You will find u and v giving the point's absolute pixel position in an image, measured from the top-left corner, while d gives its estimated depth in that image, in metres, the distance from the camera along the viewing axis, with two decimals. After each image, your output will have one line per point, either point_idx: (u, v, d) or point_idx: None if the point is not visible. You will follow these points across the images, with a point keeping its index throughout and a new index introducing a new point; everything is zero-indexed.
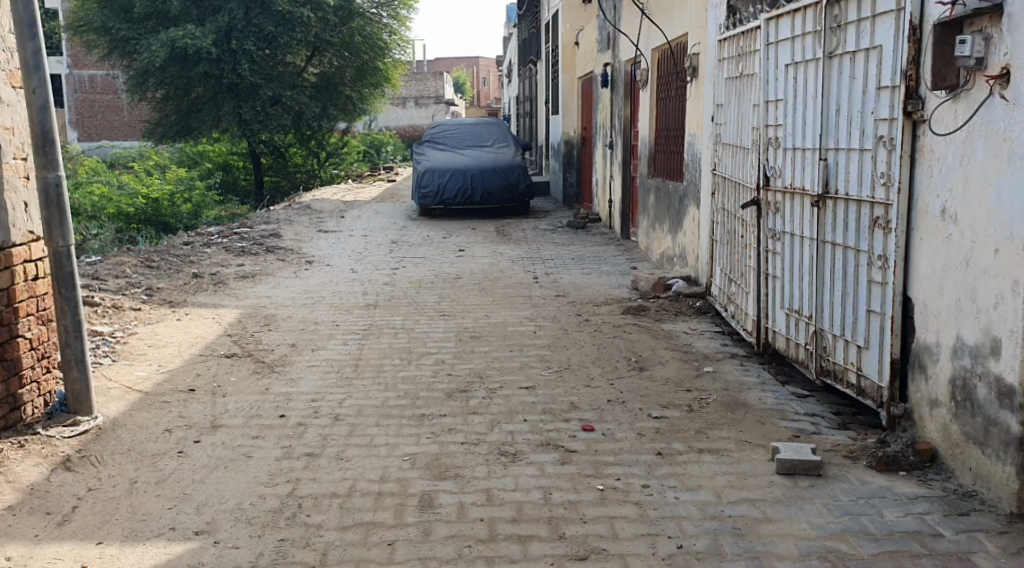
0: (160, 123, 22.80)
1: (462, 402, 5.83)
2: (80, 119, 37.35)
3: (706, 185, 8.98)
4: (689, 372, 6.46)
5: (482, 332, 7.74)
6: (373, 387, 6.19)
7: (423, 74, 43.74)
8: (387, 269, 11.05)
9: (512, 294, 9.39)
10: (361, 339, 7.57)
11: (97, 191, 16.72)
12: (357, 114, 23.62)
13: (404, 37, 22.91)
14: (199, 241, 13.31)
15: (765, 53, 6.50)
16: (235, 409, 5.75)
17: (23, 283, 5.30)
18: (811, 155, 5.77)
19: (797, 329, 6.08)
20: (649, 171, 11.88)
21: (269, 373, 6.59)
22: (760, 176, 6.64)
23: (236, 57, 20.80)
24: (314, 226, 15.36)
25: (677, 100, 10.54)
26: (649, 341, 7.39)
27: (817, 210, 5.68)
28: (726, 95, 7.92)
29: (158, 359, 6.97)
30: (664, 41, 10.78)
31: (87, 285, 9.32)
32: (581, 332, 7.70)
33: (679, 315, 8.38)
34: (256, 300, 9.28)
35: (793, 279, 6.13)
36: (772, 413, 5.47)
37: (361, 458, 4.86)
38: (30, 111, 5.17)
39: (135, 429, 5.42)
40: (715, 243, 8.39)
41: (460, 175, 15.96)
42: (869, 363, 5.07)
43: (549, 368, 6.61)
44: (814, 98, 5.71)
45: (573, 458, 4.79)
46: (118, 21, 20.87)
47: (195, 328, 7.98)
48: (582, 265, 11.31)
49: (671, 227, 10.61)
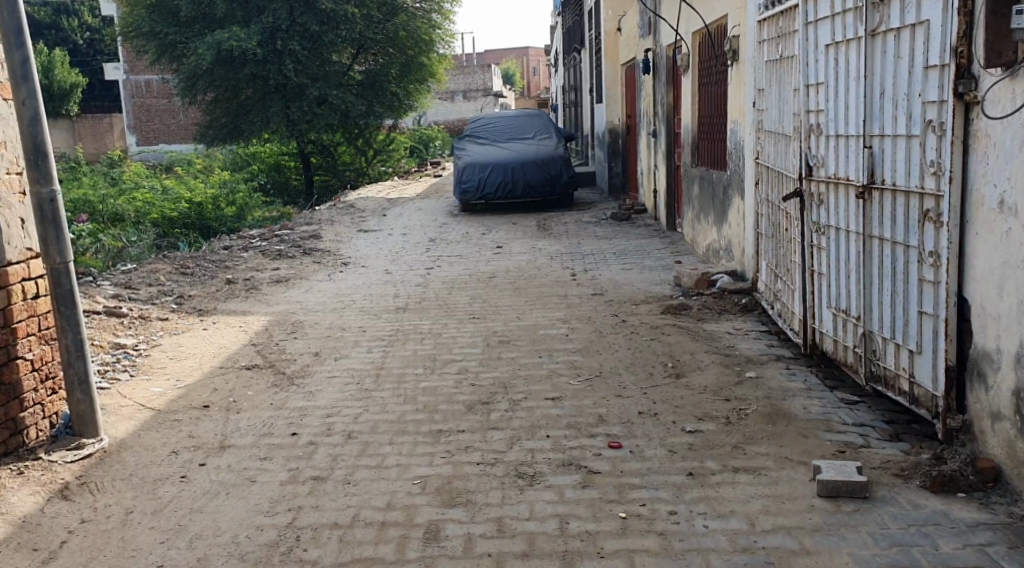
0: (210, 126, 22.57)
1: (483, 416, 5.50)
2: (138, 124, 37.78)
3: (750, 174, 8.52)
4: (730, 378, 6.04)
5: (512, 336, 7.41)
6: (391, 400, 5.89)
7: (471, 66, 43.53)
8: (422, 269, 10.77)
9: (548, 294, 9.02)
10: (386, 346, 7.29)
11: (141, 198, 16.56)
12: (404, 110, 23.23)
13: (449, 30, 22.57)
14: (238, 244, 13.15)
15: (804, 34, 6.05)
16: (246, 427, 5.47)
17: (21, 302, 5.08)
18: (855, 143, 5.34)
19: (845, 330, 5.65)
20: (693, 161, 11.42)
21: (288, 386, 6.32)
22: (802, 165, 6.19)
23: (282, 57, 20.64)
24: (355, 225, 15.14)
25: (719, 87, 10.07)
26: (689, 343, 6.98)
27: (863, 203, 5.23)
28: (767, 79, 7.45)
29: (178, 373, 6.69)
30: (703, 25, 10.30)
31: (117, 295, 9.16)
32: (617, 336, 7.30)
33: (723, 313, 7.94)
34: (286, 306, 9.05)
35: (839, 277, 5.69)
36: (817, 424, 5.06)
37: (369, 482, 4.56)
38: (22, 124, 4.96)
39: (141, 450, 5.17)
40: (761, 236, 7.92)
41: (501, 169, 15.63)
42: (923, 369, 4.65)
43: (579, 376, 6.24)
44: (857, 81, 5.26)
45: (596, 480, 4.44)
46: (166, 26, 20.92)
47: (220, 338, 7.70)
48: (623, 261, 10.91)
49: (716, 218, 10.15)
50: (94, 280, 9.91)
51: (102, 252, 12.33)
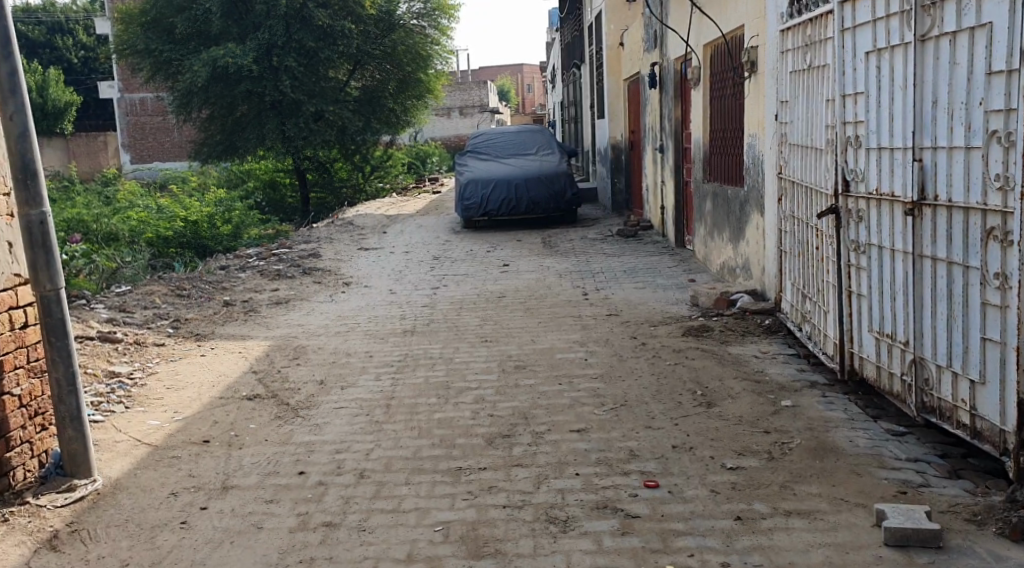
0: (206, 143, 22.21)
1: (505, 451, 5.11)
2: (132, 141, 37.44)
3: (770, 189, 8.19)
4: (765, 407, 5.66)
5: (527, 361, 7.03)
6: (404, 434, 5.50)
7: (468, 82, 43.31)
8: (427, 289, 10.40)
9: (561, 315, 8.63)
10: (394, 374, 6.89)
11: (136, 217, 16.13)
12: (402, 126, 22.95)
13: (446, 47, 22.26)
14: (235, 264, 12.75)
15: (839, 41, 5.70)
16: (251, 465, 5.06)
17: (9, 332, 4.68)
18: (901, 156, 5.00)
19: (889, 355, 5.30)
20: (705, 176, 11.08)
21: (292, 419, 5.91)
22: (837, 180, 5.84)
23: (278, 74, 20.30)
24: (355, 243, 14.75)
25: (734, 99, 9.73)
26: (715, 368, 6.60)
27: (912, 219, 4.90)
28: (792, 89, 7.10)
29: (175, 405, 6.24)
30: (717, 35, 9.96)
31: (112, 319, 8.75)
32: (638, 360, 6.91)
33: (747, 335, 7.55)
34: (287, 330, 8.65)
35: (882, 298, 5.33)
36: (868, 459, 4.70)
37: (387, 530, 4.21)
38: (9, 140, 4.58)
39: (137, 491, 4.75)
40: (784, 254, 7.58)
41: (505, 186, 15.28)
42: (988, 401, 4.38)
43: (604, 405, 5.85)
44: (904, 90, 4.93)
45: (635, 527, 4.12)
46: (161, 43, 20.63)
47: (218, 367, 7.26)
48: (635, 279, 10.55)
49: (731, 235, 9.80)
50: (87, 303, 9.52)
51: (96, 272, 11.88)
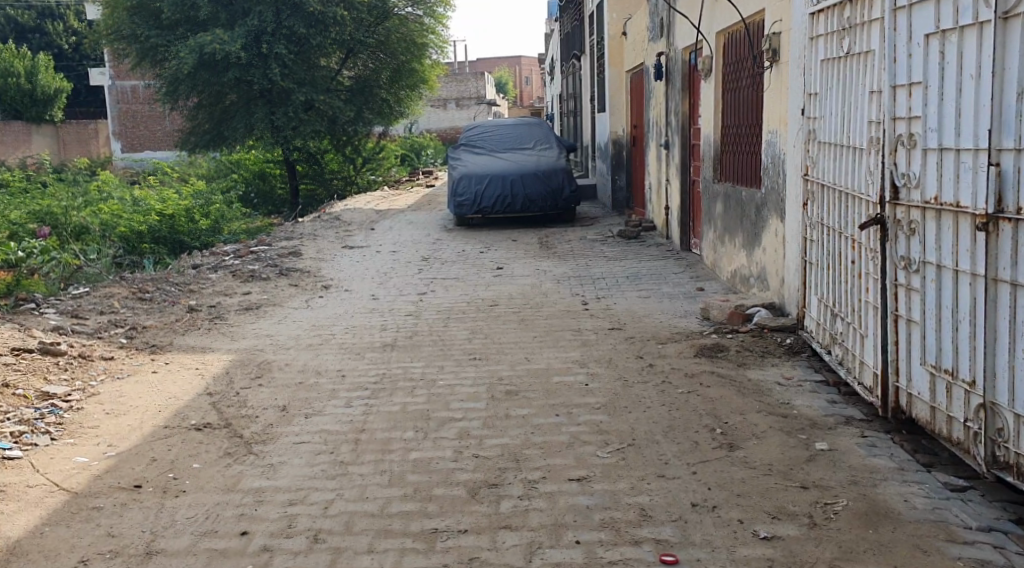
0: (193, 133, 21.36)
1: (490, 507, 4.26)
2: (121, 131, 36.74)
3: (792, 190, 7.32)
4: (797, 453, 4.80)
5: (520, 385, 6.17)
6: (372, 480, 4.63)
7: (463, 73, 42.47)
8: (413, 294, 9.57)
9: (558, 329, 7.77)
10: (368, 399, 6.01)
11: (108, 208, 15.27)
12: (395, 117, 21.98)
13: (442, 36, 21.23)
14: (209, 262, 11.93)
15: (892, 21, 4.83)
16: (185, 521, 4.25)
17: None
18: (971, 158, 4.15)
19: (947, 395, 4.45)
20: (715, 175, 10.22)
21: (244, 456, 5.05)
22: (883, 184, 4.99)
23: (267, 61, 19.28)
24: (340, 241, 13.87)
25: (752, 92, 8.87)
26: (735, 399, 5.73)
27: (985, 236, 4.07)
28: (825, 79, 6.23)
29: (109, 435, 5.42)
30: (734, 22, 9.08)
31: (60, 326, 7.88)
32: (646, 388, 6.03)
33: (768, 357, 6.70)
34: (254, 341, 7.77)
35: (940, 328, 4.49)
36: (931, 529, 3.87)
37: None
38: None
39: (39, 558, 3.99)
40: (811, 265, 6.73)
41: (500, 181, 14.42)
42: None
43: (607, 446, 4.99)
44: (978, 79, 4.08)
45: None
46: (147, 28, 19.64)
47: (170, 386, 6.43)
48: (638, 286, 9.70)
49: (745, 240, 8.95)
50: (37, 308, 8.71)
51: (55, 270, 11.02)
